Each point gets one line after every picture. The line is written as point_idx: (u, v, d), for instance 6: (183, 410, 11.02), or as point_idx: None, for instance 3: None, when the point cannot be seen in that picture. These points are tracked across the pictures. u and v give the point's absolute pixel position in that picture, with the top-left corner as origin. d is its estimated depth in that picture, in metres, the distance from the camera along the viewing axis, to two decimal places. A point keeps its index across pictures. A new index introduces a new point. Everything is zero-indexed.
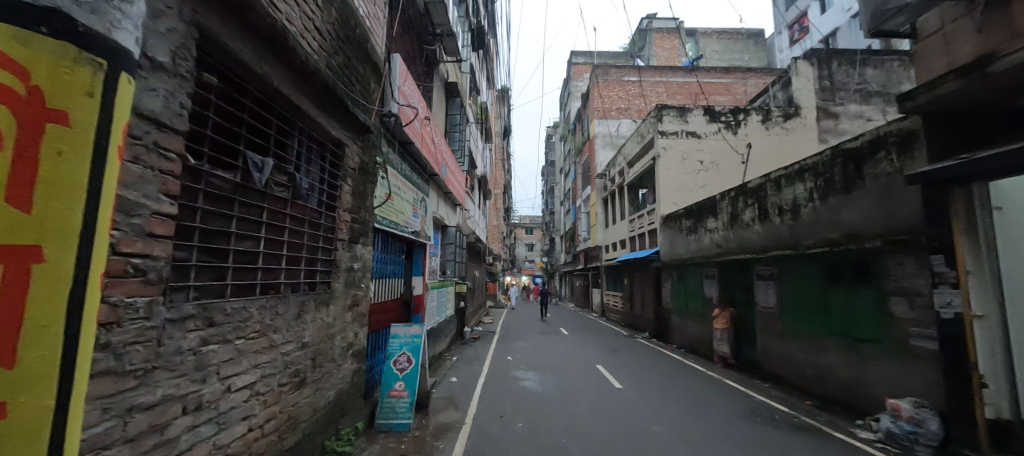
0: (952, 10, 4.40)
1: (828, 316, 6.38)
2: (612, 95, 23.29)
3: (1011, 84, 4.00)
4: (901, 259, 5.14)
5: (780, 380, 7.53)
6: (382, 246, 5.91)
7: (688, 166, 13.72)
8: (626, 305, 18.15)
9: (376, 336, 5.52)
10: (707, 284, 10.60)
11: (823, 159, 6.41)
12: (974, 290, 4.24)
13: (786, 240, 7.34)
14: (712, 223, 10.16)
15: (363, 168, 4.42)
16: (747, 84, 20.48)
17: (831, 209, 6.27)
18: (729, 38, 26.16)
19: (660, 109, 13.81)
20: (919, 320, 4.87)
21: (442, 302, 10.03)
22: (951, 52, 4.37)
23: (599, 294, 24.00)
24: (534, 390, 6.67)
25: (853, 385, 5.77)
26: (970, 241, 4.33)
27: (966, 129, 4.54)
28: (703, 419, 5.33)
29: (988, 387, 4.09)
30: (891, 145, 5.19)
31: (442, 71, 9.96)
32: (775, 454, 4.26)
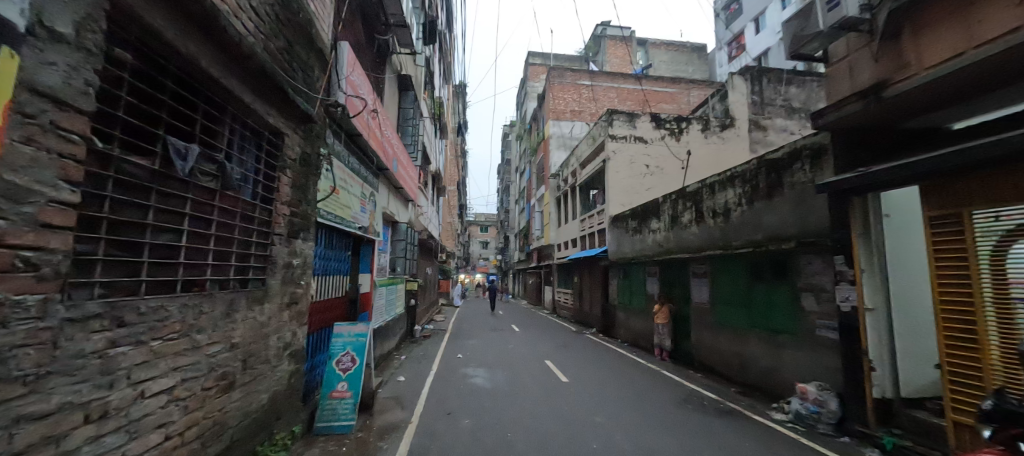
0: (855, 40, 4.99)
1: (752, 311, 7.00)
2: (567, 97, 23.86)
3: (900, 107, 4.62)
4: (811, 259, 5.76)
5: (710, 370, 8.15)
6: (326, 241, 5.67)
7: (635, 169, 14.67)
8: (576, 302, 18.72)
9: (317, 336, 5.27)
10: (650, 281, 11.22)
11: (750, 167, 7.02)
12: (867, 287, 4.87)
13: (718, 240, 7.96)
14: (654, 224, 10.77)
15: (305, 160, 4.21)
16: (690, 94, 21.82)
17: (756, 213, 6.88)
18: (676, 49, 27.66)
19: (611, 113, 14.47)
20: (824, 313, 5.49)
21: (391, 300, 9.81)
22: (853, 78, 4.96)
23: (550, 291, 24.56)
24: (483, 387, 6.70)
25: (771, 373, 6.39)
26: (865, 244, 4.95)
27: (867, 146, 5.18)
28: (641, 409, 5.64)
29: (876, 370, 4.71)
30: (804, 158, 5.81)
31: (394, 63, 9.69)
32: (702, 437, 4.63)
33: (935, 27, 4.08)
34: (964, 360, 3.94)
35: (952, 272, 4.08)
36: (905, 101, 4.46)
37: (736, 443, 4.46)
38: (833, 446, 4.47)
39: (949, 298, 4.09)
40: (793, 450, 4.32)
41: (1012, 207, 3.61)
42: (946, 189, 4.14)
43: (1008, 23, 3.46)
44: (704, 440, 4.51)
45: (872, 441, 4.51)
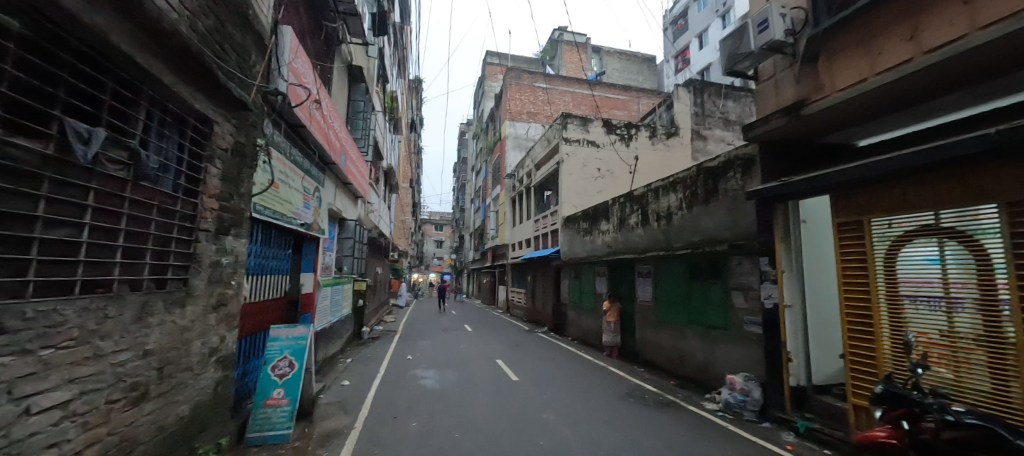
0: (780, 62, 5.47)
1: (690, 308, 7.47)
2: (524, 99, 24.04)
3: (815, 125, 5.14)
4: (741, 260, 6.25)
5: (653, 364, 8.60)
6: (263, 238, 5.29)
7: (587, 172, 15.14)
8: (529, 301, 18.95)
9: (251, 340, 4.89)
10: (599, 281, 11.62)
11: (691, 173, 7.49)
12: (786, 286, 5.38)
13: (661, 242, 8.42)
14: (604, 225, 11.17)
15: (238, 150, 3.90)
16: (640, 103, 22.76)
17: (695, 217, 7.35)
18: (629, 59, 28.70)
19: (565, 116, 15.01)
20: (751, 310, 5.98)
21: (337, 300, 9.36)
22: (778, 96, 5.44)
23: (505, 291, 24.65)
24: (432, 388, 6.59)
25: (706, 366, 6.85)
26: (785, 247, 5.45)
27: (789, 158, 5.73)
28: (585, 404, 5.83)
29: (792, 361, 5.21)
30: (737, 167, 6.30)
31: (344, 52, 9.25)
32: (641, 429, 4.86)
33: (844, 54, 4.57)
34: (862, 350, 4.46)
35: (854, 273, 4.61)
36: (820, 119, 4.96)
37: (671, 433, 4.74)
38: (756, 432, 4.89)
39: (852, 295, 4.61)
40: (721, 436, 4.67)
41: (902, 216, 4.15)
42: (850, 198, 4.67)
43: (902, 55, 3.96)
44: (644, 432, 4.74)
45: (789, 426, 4.98)
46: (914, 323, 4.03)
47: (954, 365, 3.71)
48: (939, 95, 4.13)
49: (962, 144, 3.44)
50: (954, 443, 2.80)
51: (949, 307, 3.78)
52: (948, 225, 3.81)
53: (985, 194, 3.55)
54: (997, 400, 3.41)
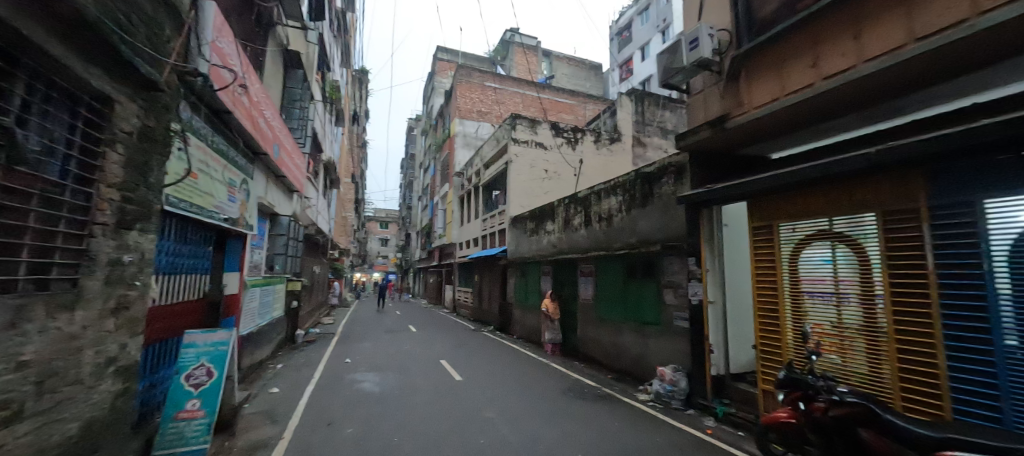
0: (708, 78, 5.94)
1: (627, 305, 7.87)
2: (474, 97, 23.82)
3: (737, 138, 5.66)
4: (672, 260, 6.71)
5: (593, 360, 8.95)
6: (177, 233, 4.77)
7: (535, 173, 15.44)
8: (475, 300, 18.88)
9: (160, 347, 4.40)
10: (544, 280, 11.87)
11: (630, 178, 7.91)
12: (710, 284, 5.86)
13: (602, 243, 8.79)
14: (550, 226, 11.44)
15: (146, 134, 3.47)
16: (588, 108, 23.49)
17: (633, 219, 7.77)
18: (577, 65, 29.41)
19: (514, 117, 15.34)
20: (680, 306, 6.44)
21: (267, 302, 8.69)
22: (706, 109, 5.90)
23: (451, 291, 24.34)
24: (371, 392, 6.35)
25: (640, 359, 7.28)
26: (710, 248, 5.93)
27: (714, 166, 6.25)
28: (527, 401, 5.93)
29: (713, 352, 5.69)
30: (670, 173, 6.76)
31: (278, 35, 8.58)
32: (579, 422, 5.05)
33: (760, 75, 5.08)
34: (770, 340, 4.98)
35: (765, 272, 5.13)
36: (741, 133, 5.47)
37: (606, 424, 4.98)
38: (681, 419, 5.28)
39: (763, 292, 5.13)
40: (651, 425, 4.99)
41: (804, 221, 4.71)
42: (764, 205, 5.19)
43: (806, 79, 4.47)
44: (581, 425, 4.93)
45: (710, 411, 5.44)
46: (811, 316, 4.58)
47: (841, 352, 4.27)
48: (835, 116, 4.72)
49: (851, 160, 3.96)
50: (838, 420, 3.22)
51: (838, 301, 4.34)
52: (839, 230, 4.36)
53: (867, 204, 4.12)
54: (873, 381, 3.97)
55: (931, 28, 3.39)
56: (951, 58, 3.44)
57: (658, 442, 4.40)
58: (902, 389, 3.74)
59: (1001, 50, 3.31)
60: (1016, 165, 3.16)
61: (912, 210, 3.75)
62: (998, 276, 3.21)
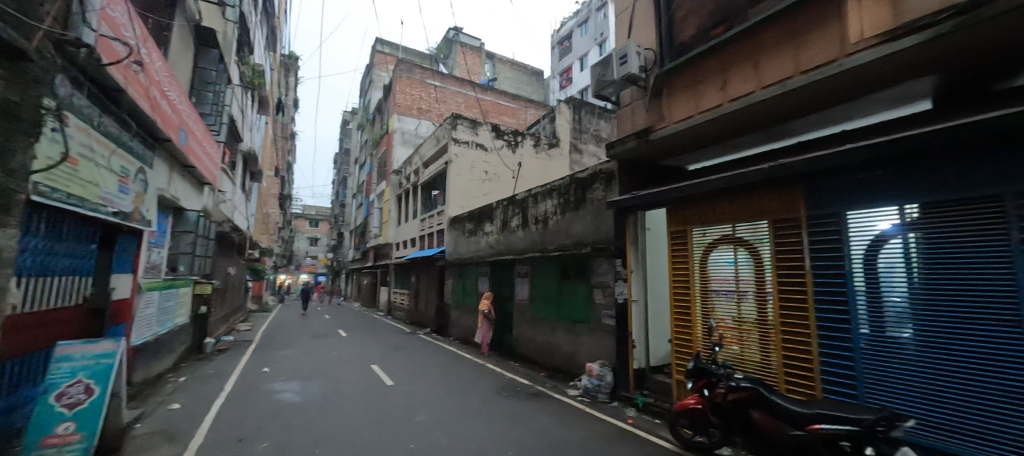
0: (635, 93, 6.37)
1: (559, 305, 8.17)
2: (414, 94, 23.17)
3: (659, 149, 6.15)
4: (601, 262, 7.10)
5: (527, 359, 9.16)
6: (49, 229, 4.08)
7: (474, 175, 15.44)
8: (412, 302, 18.36)
9: (22, 362, 3.72)
10: (481, 281, 11.89)
11: (565, 182, 8.25)
12: (634, 284, 6.29)
13: (538, 244, 9.06)
14: (488, 227, 11.51)
15: (7, 110, 2.93)
16: (529, 112, 23.95)
17: (567, 222, 8.11)
18: (519, 69, 29.79)
19: (455, 117, 15.20)
20: (607, 304, 6.83)
21: (168, 307, 7.73)
22: (633, 121, 6.32)
23: (386, 292, 23.42)
24: (292, 402, 5.92)
25: (571, 356, 7.60)
26: (634, 251, 6.37)
27: (639, 174, 6.71)
28: (461, 403, 5.92)
29: (635, 347, 6.13)
30: (601, 179, 7.16)
31: (189, 9, 7.66)
32: (510, 420, 5.16)
33: (678, 93, 5.56)
34: (682, 335, 5.48)
35: (680, 272, 5.62)
36: (663, 145, 5.95)
37: (536, 421, 5.14)
38: (607, 411, 5.61)
39: (678, 291, 5.62)
40: (578, 418, 5.24)
41: (712, 227, 5.24)
42: (679, 211, 5.70)
43: (716, 100, 4.99)
44: (512, 423, 5.04)
45: (631, 402, 5.85)
46: (717, 312, 5.10)
47: (739, 343, 4.81)
48: (740, 134, 5.31)
49: (750, 174, 4.50)
50: (734, 403, 3.65)
51: (737, 298, 4.88)
52: (740, 235, 4.92)
53: (761, 213, 4.70)
54: (764, 368, 4.51)
55: (812, 63, 3.96)
56: (827, 90, 4.05)
57: (584, 434, 4.64)
58: (785, 374, 4.30)
59: (862, 88, 3.97)
60: (870, 183, 3.81)
61: (795, 219, 4.36)
62: (857, 275, 3.85)
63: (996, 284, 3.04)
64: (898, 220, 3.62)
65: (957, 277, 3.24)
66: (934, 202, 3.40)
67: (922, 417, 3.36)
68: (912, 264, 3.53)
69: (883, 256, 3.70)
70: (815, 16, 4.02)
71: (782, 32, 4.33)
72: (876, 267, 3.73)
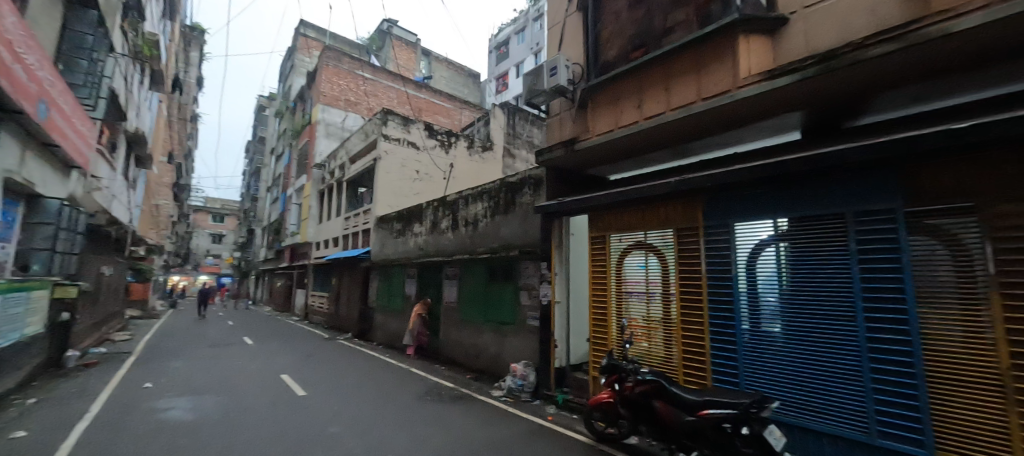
0: (563, 103, 6.67)
1: (486, 307, 8.23)
2: (342, 84, 21.82)
3: (583, 159, 6.52)
4: (527, 265, 7.32)
5: (453, 361, 9.08)
6: None
7: (405, 173, 14.96)
8: (331, 306, 17.20)
9: None
10: (408, 283, 11.52)
11: (495, 186, 8.38)
12: (558, 286, 6.57)
13: (468, 247, 9.06)
14: (417, 228, 11.23)
15: None
16: (464, 114, 23.83)
17: (496, 225, 8.23)
18: (456, 70, 29.52)
19: (385, 113, 14.62)
20: (532, 306, 7.06)
21: (14, 314, 6.38)
22: (561, 130, 6.63)
23: (303, 295, 21.66)
24: (181, 420, 5.22)
25: (496, 357, 7.71)
26: (558, 253, 6.66)
27: (566, 181, 7.05)
28: (381, 409, 5.69)
29: (557, 347, 6.41)
30: (530, 185, 7.41)
31: None
32: (433, 424, 5.09)
33: (602, 107, 5.94)
34: (599, 333, 5.85)
35: (599, 275, 6.01)
36: (587, 155, 6.32)
37: (459, 423, 5.14)
38: (528, 409, 5.78)
39: (597, 292, 6.00)
40: (500, 418, 5.35)
41: (627, 233, 5.67)
42: (599, 217, 6.09)
43: (633, 117, 5.43)
44: (434, 427, 4.97)
45: (552, 399, 6.11)
46: (629, 312, 5.52)
47: (647, 339, 5.26)
48: (654, 149, 5.84)
49: (659, 187, 4.98)
50: (641, 394, 4.00)
51: (646, 298, 5.34)
52: (650, 241, 5.38)
53: (667, 222, 5.21)
54: (667, 362, 4.99)
55: (712, 91, 4.49)
56: (723, 116, 4.63)
57: (505, 434, 4.73)
58: (684, 366, 4.81)
59: (749, 116, 4.61)
60: (753, 199, 4.41)
61: (694, 228, 4.90)
62: (742, 278, 4.44)
63: (840, 286, 3.74)
64: (773, 232, 4.26)
65: (812, 280, 3.93)
66: (798, 217, 4.08)
67: (784, 398, 4.00)
68: (782, 269, 4.18)
69: (761, 263, 4.33)
70: (715, 50, 4.56)
71: (689, 61, 4.84)
72: (756, 273, 4.35)
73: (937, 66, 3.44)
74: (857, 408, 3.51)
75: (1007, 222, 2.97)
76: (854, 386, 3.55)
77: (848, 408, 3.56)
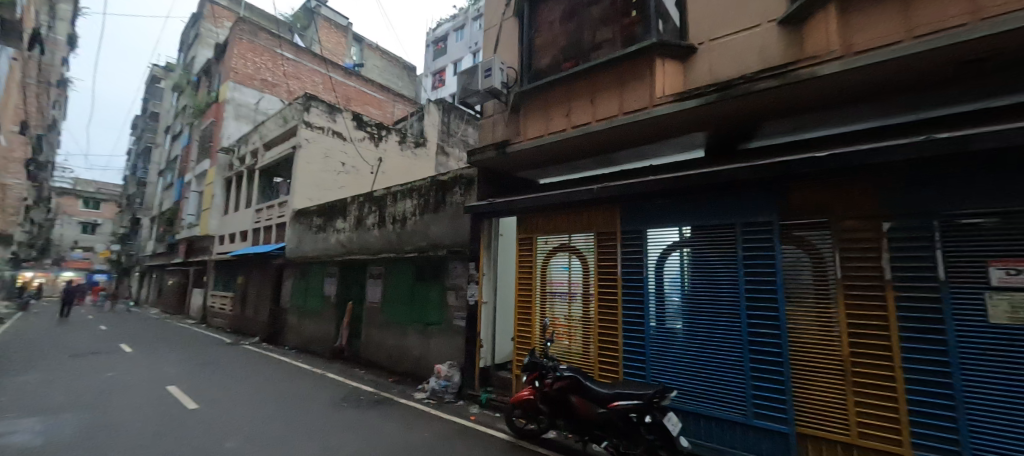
0: (497, 106, 6.75)
1: (412, 307, 7.99)
2: (257, 62, 19.74)
3: (514, 162, 6.65)
4: (456, 265, 7.26)
5: (375, 365, 8.69)
6: None
7: (329, 165, 13.97)
8: (235, 307, 15.46)
9: None
10: (327, 283, 10.76)
11: (426, 183, 8.20)
12: (485, 286, 6.63)
13: (395, 245, 8.73)
14: (340, 224, 10.56)
15: None
16: (397, 107, 22.98)
17: (425, 223, 8.05)
18: (390, 61, 28.27)
19: (308, 98, 13.53)
20: (459, 306, 7.03)
21: None
22: (494, 132, 6.70)
23: (201, 295, 19.19)
24: (24, 445, 4.31)
25: (421, 359, 7.54)
26: (487, 254, 6.71)
27: (497, 183, 7.12)
28: (290, 420, 5.25)
29: (483, 347, 6.47)
30: (461, 184, 7.38)
31: None
32: (347, 432, 4.81)
33: (533, 112, 6.11)
34: (524, 333, 6.01)
35: (525, 276, 6.17)
36: (518, 158, 6.46)
37: (377, 428, 4.93)
38: (451, 410, 5.74)
39: (523, 293, 6.15)
40: (422, 421, 5.24)
41: (553, 235, 5.90)
42: (528, 220, 6.26)
43: (562, 125, 5.66)
44: (350, 434, 4.71)
45: (475, 400, 6.14)
46: (552, 312, 5.74)
47: (567, 337, 5.51)
48: (580, 157, 6.16)
49: (582, 193, 5.27)
50: (559, 390, 4.18)
51: (568, 298, 5.59)
52: (574, 244, 5.65)
53: (589, 226, 5.51)
54: (584, 359, 5.28)
55: (632, 107, 4.86)
56: (641, 131, 5.03)
57: (425, 437, 4.64)
58: (599, 361, 5.13)
59: (663, 133, 5.07)
60: (663, 208, 4.85)
61: (612, 233, 5.26)
62: (651, 280, 4.84)
63: (729, 288, 4.26)
64: (678, 239, 4.71)
65: (708, 283, 4.43)
66: (699, 227, 4.57)
67: (681, 389, 4.44)
68: (685, 272, 4.64)
69: (668, 267, 4.76)
70: (635, 69, 4.93)
71: (613, 77, 5.18)
72: (663, 275, 4.77)
73: (809, 103, 4.08)
74: (738, 394, 4.03)
75: (851, 236, 3.66)
76: (737, 375, 4.07)
77: (732, 395, 4.07)
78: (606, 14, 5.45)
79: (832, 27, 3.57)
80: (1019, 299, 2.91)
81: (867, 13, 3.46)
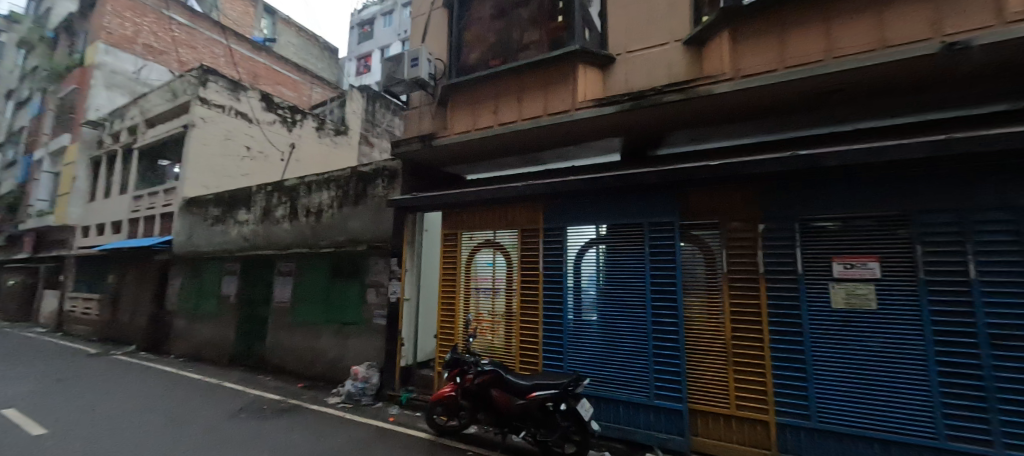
0: (424, 97, 6.57)
1: (327, 306, 7.45)
2: (139, 23, 16.78)
3: (440, 156, 6.53)
4: (376, 260, 6.93)
5: (283, 370, 7.95)
6: None
7: (230, 148, 12.41)
8: (104, 311, 13.07)
9: None
10: (225, 281, 9.57)
11: (345, 174, 7.68)
12: (407, 282, 6.43)
13: (308, 239, 8.05)
14: (243, 215, 9.47)
15: None
16: (314, 90, 21.16)
17: (343, 217, 7.54)
18: (308, 39, 25.89)
19: (205, 71, 11.86)
20: (379, 304, 6.73)
21: None
22: (420, 124, 6.50)
23: (56, 298, 15.89)
24: None
25: (336, 361, 7.08)
26: (411, 249, 6.50)
27: (423, 176, 6.94)
28: (175, 437, 4.60)
29: (404, 345, 6.28)
30: (384, 176, 7.05)
31: None
32: (246, 445, 4.35)
33: (461, 107, 6.04)
34: (446, 329, 5.95)
35: (449, 271, 6.10)
36: (444, 152, 6.36)
37: (282, 438, 4.53)
38: (368, 413, 5.49)
39: (446, 289, 6.07)
40: (335, 426, 4.94)
41: (478, 231, 5.91)
42: (452, 215, 6.20)
43: (488, 121, 5.68)
44: (249, 447, 4.27)
45: (395, 400, 5.95)
46: (476, 308, 5.76)
47: (489, 332, 5.57)
48: (506, 155, 6.25)
49: (507, 190, 5.36)
50: (479, 385, 4.21)
51: (491, 294, 5.65)
52: (499, 240, 5.72)
53: (513, 223, 5.62)
54: (506, 352, 5.39)
55: (556, 109, 5.04)
56: (563, 132, 5.25)
57: (338, 443, 4.38)
58: (520, 354, 5.28)
59: (583, 136, 5.34)
60: (582, 208, 5.12)
61: (534, 229, 5.42)
62: (570, 275, 5.09)
63: (637, 282, 4.64)
64: (594, 236, 5.01)
65: (619, 277, 4.77)
66: (613, 225, 4.89)
67: (595, 377, 4.74)
68: (600, 267, 4.94)
69: (585, 262, 5.03)
70: (559, 72, 5.12)
71: (538, 78, 5.32)
72: (581, 271, 5.04)
73: (706, 117, 4.60)
74: (642, 379, 4.42)
75: (736, 235, 4.21)
76: (642, 362, 4.46)
77: (637, 381, 4.45)
78: (533, 16, 5.58)
79: (725, 52, 4.05)
80: (851, 287, 3.64)
81: (751, 43, 4.00)
